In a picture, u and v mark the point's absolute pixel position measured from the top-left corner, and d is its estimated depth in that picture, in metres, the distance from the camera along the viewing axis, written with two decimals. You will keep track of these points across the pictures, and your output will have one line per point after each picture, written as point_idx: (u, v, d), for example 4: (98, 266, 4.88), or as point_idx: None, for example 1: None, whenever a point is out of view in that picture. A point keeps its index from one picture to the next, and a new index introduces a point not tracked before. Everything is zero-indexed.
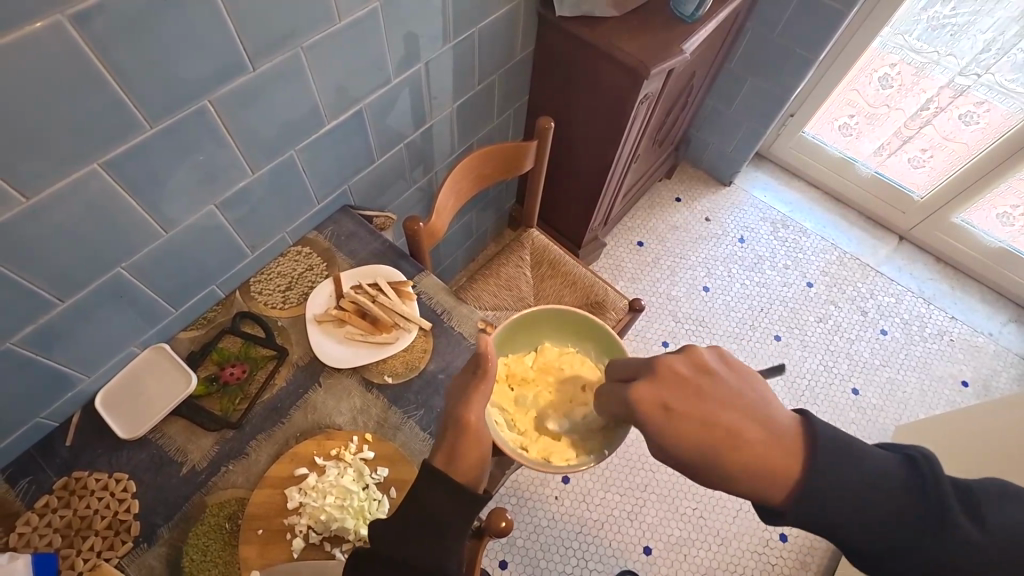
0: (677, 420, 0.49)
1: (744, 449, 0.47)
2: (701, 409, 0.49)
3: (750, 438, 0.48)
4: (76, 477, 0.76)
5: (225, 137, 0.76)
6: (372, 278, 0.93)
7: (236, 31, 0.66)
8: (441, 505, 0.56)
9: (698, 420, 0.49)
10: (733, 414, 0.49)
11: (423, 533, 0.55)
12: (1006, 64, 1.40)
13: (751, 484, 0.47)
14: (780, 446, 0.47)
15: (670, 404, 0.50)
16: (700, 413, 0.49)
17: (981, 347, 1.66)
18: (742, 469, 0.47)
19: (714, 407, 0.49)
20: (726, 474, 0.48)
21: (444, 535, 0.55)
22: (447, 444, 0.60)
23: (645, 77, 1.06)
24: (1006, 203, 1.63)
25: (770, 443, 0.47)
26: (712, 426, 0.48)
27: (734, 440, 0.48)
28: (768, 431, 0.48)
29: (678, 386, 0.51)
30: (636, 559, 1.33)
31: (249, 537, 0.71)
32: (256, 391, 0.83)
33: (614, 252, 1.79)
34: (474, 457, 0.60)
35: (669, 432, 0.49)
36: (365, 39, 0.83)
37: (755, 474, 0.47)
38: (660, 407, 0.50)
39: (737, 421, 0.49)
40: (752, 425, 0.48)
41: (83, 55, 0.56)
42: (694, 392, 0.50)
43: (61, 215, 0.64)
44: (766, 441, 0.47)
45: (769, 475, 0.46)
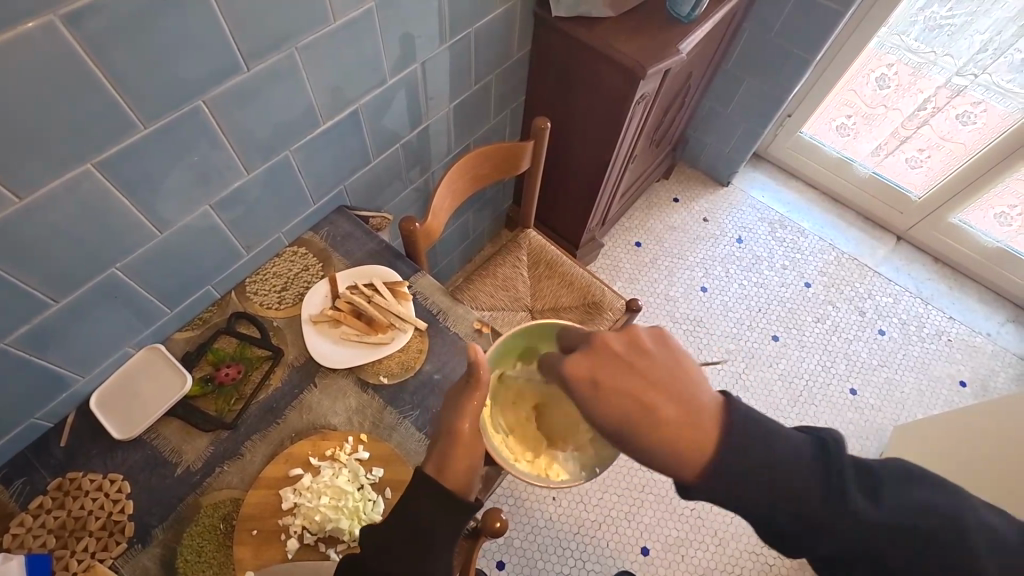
0: (604, 397, 0.45)
1: (657, 422, 0.44)
2: (627, 384, 0.45)
3: (665, 413, 0.44)
4: (71, 478, 0.76)
5: (221, 138, 0.76)
6: (368, 278, 0.93)
7: (231, 31, 0.66)
8: (431, 513, 0.56)
9: (627, 393, 0.44)
10: (657, 393, 0.44)
11: (410, 541, 0.55)
12: (1003, 64, 1.40)
13: (659, 456, 0.44)
14: (693, 425, 0.43)
15: (600, 379, 0.45)
16: (623, 385, 0.45)
17: (979, 347, 1.66)
18: (652, 438, 0.44)
19: (637, 381, 0.45)
20: (639, 448, 0.44)
21: (432, 545, 0.55)
22: (437, 454, 0.61)
23: (642, 77, 1.06)
24: (1003, 203, 1.63)
25: (684, 421, 0.43)
26: (630, 399, 0.44)
27: (649, 414, 0.44)
28: (681, 408, 0.44)
29: (614, 360, 0.46)
30: (634, 560, 1.33)
31: (244, 538, 0.71)
32: (252, 392, 0.83)
33: (612, 252, 1.79)
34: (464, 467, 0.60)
35: (597, 407, 0.45)
36: (360, 39, 0.83)
37: (667, 445, 0.43)
38: (588, 381, 0.45)
39: (660, 399, 0.44)
40: (672, 403, 0.44)
41: (78, 56, 0.56)
42: (626, 368, 0.45)
43: (56, 216, 0.64)
44: (678, 420, 0.43)
45: (684, 452, 0.43)
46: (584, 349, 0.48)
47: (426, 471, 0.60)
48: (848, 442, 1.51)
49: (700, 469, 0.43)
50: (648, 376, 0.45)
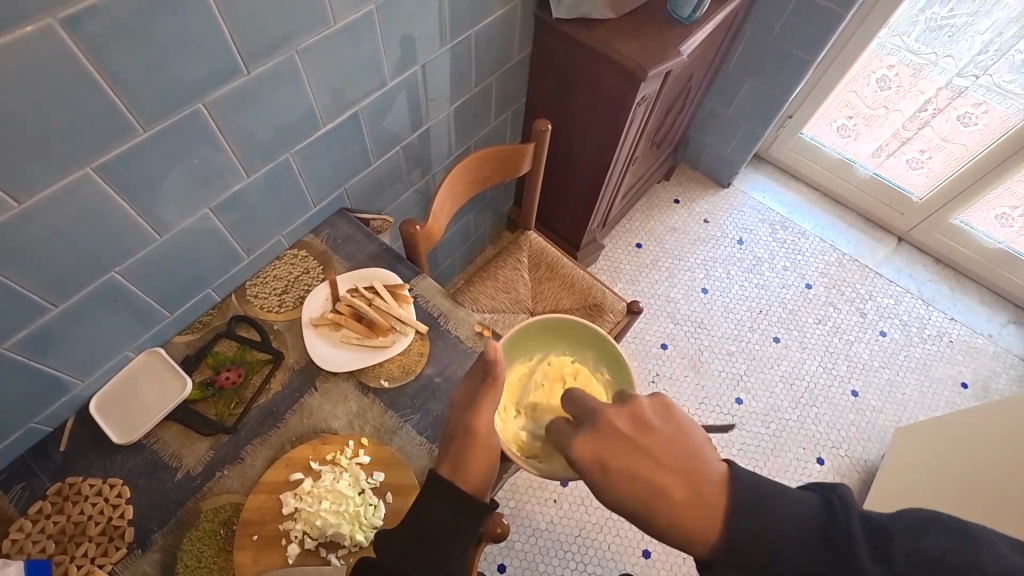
0: (612, 479, 0.43)
1: (670, 507, 0.42)
2: (637, 467, 0.43)
3: (677, 497, 0.42)
4: (71, 482, 0.75)
5: (221, 141, 0.75)
6: (368, 281, 0.93)
7: (230, 33, 0.66)
8: (442, 517, 0.55)
9: (635, 477, 0.42)
10: (666, 469, 0.43)
11: (424, 548, 0.55)
12: (1004, 65, 1.40)
13: (670, 534, 0.42)
14: (706, 503, 0.41)
15: (608, 464, 0.43)
16: (628, 466, 0.43)
17: (981, 348, 1.66)
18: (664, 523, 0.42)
19: (646, 464, 0.43)
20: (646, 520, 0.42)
21: (446, 548, 0.55)
22: (454, 451, 0.60)
23: (643, 79, 1.05)
24: (1004, 204, 1.62)
25: (695, 496, 0.42)
26: (641, 484, 0.42)
27: (662, 495, 0.42)
28: (696, 484, 0.42)
29: (617, 440, 0.44)
30: (635, 562, 1.32)
31: (244, 543, 0.70)
32: (252, 396, 0.83)
33: (613, 254, 1.79)
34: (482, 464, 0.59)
35: (605, 490, 0.43)
36: (360, 41, 0.83)
37: (679, 524, 0.41)
38: (596, 462, 0.43)
39: (671, 479, 0.42)
40: (683, 484, 0.42)
41: (76, 58, 0.55)
42: (632, 450, 0.43)
43: (55, 220, 0.64)
44: (687, 500, 0.41)
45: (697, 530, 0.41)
46: (588, 427, 0.45)
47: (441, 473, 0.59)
48: (849, 443, 1.51)
49: (713, 542, 0.41)
50: (654, 455, 0.43)
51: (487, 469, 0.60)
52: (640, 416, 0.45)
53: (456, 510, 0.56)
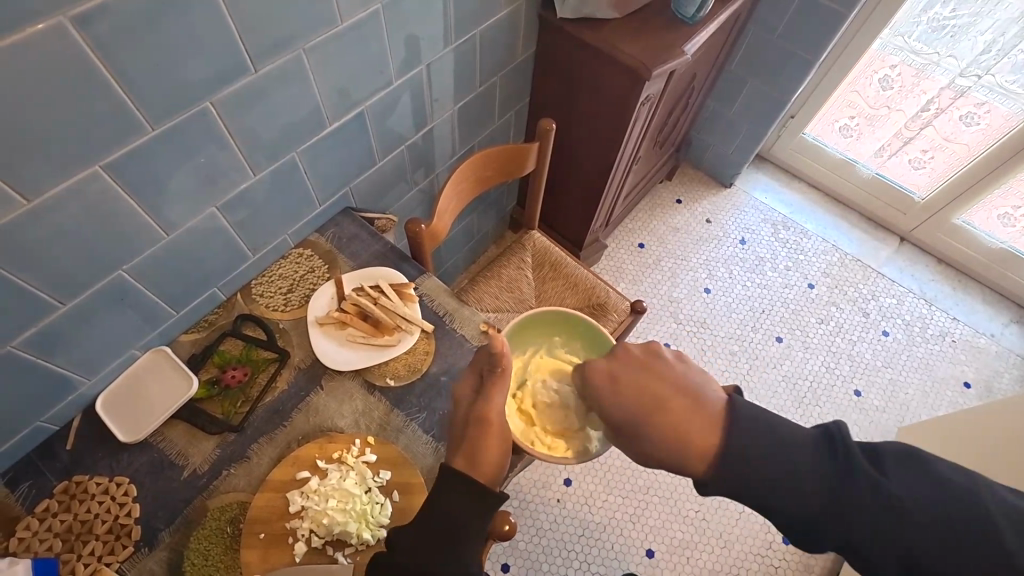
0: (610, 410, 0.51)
1: (664, 419, 0.48)
2: (641, 383, 0.50)
3: (674, 412, 0.48)
4: (77, 481, 0.75)
5: (228, 139, 0.75)
6: (374, 280, 0.93)
7: (239, 32, 0.66)
8: (457, 506, 0.56)
9: (636, 392, 0.49)
10: (668, 388, 0.49)
11: (438, 536, 0.55)
12: (1006, 65, 1.40)
13: (671, 455, 0.47)
14: (703, 426, 0.47)
15: (617, 378, 0.51)
16: (633, 384, 0.50)
17: (983, 348, 1.66)
18: (660, 439, 0.48)
19: (654, 381, 0.50)
20: (645, 437, 0.49)
21: (461, 535, 0.55)
22: (466, 443, 0.60)
23: (647, 79, 1.06)
24: (1007, 204, 1.63)
25: (686, 414, 0.47)
26: (643, 398, 0.49)
27: (658, 409, 0.48)
28: (692, 406, 0.48)
29: (631, 361, 0.52)
30: (639, 562, 1.32)
31: (251, 541, 0.70)
32: (258, 394, 0.83)
33: (616, 253, 1.79)
34: (494, 455, 0.60)
35: (613, 402, 0.50)
36: (367, 41, 0.83)
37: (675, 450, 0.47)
38: (606, 379, 0.51)
39: (671, 396, 0.49)
40: (680, 401, 0.48)
41: (87, 58, 0.56)
42: (642, 370, 0.51)
43: (63, 218, 0.64)
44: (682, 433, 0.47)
45: (690, 451, 0.47)
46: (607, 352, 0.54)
47: (455, 465, 0.59)
48: None
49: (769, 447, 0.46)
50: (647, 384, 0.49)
51: (500, 458, 0.60)
52: (653, 344, 0.52)
53: (472, 497, 0.56)
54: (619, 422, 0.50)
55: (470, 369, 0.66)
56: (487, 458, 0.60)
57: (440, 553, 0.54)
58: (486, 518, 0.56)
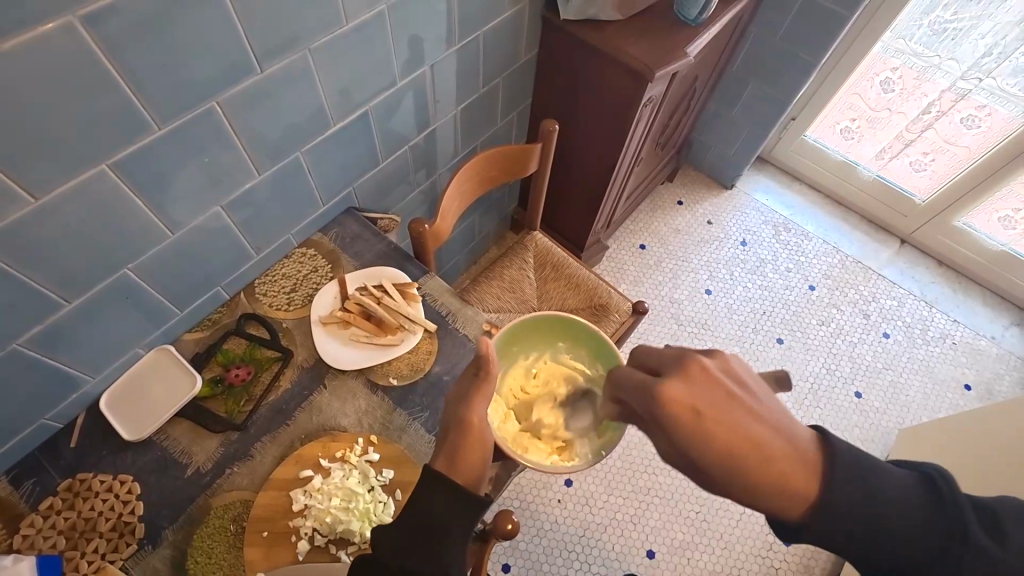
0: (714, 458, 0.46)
1: (766, 462, 0.45)
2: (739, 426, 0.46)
3: (774, 452, 0.45)
4: (81, 479, 0.76)
5: (233, 138, 0.76)
6: (377, 280, 0.93)
7: (245, 31, 0.66)
8: (444, 506, 0.56)
9: (726, 428, 0.46)
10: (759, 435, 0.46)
11: (422, 539, 0.54)
12: (1006, 68, 1.41)
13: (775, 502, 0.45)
14: (801, 463, 0.45)
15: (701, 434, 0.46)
16: (722, 417, 0.46)
17: (983, 350, 1.66)
18: (761, 479, 0.45)
19: (738, 414, 0.46)
20: (736, 476, 0.45)
21: (448, 538, 0.54)
22: (448, 445, 0.61)
23: (650, 81, 1.06)
24: (1007, 206, 1.63)
25: (785, 453, 0.45)
26: (735, 435, 0.45)
27: (757, 450, 0.45)
28: (787, 441, 0.46)
29: (711, 392, 0.47)
30: (639, 563, 1.32)
31: (255, 539, 0.71)
32: (261, 393, 0.83)
33: (617, 255, 1.79)
34: (476, 457, 0.61)
35: (699, 439, 0.46)
36: (371, 42, 0.83)
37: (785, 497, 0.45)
38: (691, 412, 0.46)
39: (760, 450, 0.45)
40: (778, 439, 0.46)
41: (96, 58, 0.56)
42: (725, 402, 0.47)
43: (69, 216, 0.64)
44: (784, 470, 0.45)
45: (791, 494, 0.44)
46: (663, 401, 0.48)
47: (437, 467, 0.60)
48: (852, 446, 1.51)
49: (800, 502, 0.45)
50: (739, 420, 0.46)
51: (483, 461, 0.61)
52: (729, 372, 0.49)
53: (457, 498, 0.56)
54: (704, 461, 0.46)
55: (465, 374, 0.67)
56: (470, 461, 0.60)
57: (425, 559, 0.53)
58: (477, 522, 0.56)
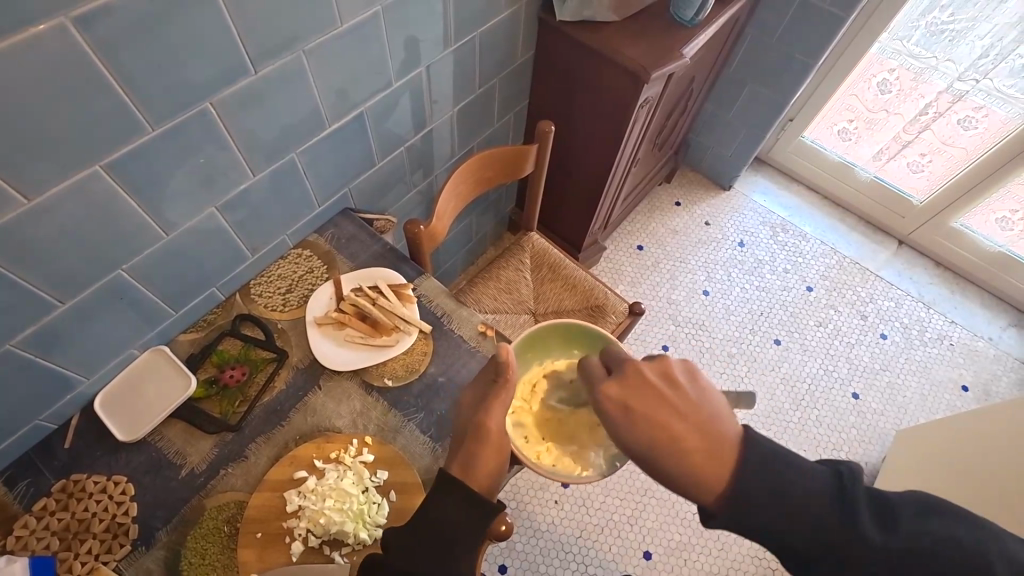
0: (629, 421, 0.49)
1: (685, 457, 0.47)
2: (657, 411, 0.49)
3: (689, 445, 0.47)
4: (75, 480, 0.76)
5: (228, 139, 0.76)
6: (372, 281, 0.93)
7: (239, 33, 0.66)
8: (442, 510, 0.56)
9: (653, 424, 0.48)
10: (681, 421, 0.48)
11: (433, 544, 0.54)
12: (1003, 70, 1.41)
13: (680, 481, 0.47)
14: (717, 458, 0.47)
15: (633, 406, 0.49)
16: (648, 412, 0.49)
17: (981, 351, 1.66)
18: (673, 467, 0.48)
19: (666, 412, 0.49)
20: (654, 460, 0.48)
21: (450, 542, 0.54)
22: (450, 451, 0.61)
23: (646, 82, 1.06)
24: (1004, 207, 1.63)
25: (706, 444, 0.47)
26: (659, 427, 0.48)
27: (673, 442, 0.48)
28: (705, 438, 0.48)
29: (643, 389, 0.50)
30: (636, 564, 1.32)
31: (248, 540, 0.71)
32: (256, 394, 0.83)
33: (614, 256, 1.79)
34: (491, 465, 0.60)
35: (623, 430, 0.49)
36: (366, 43, 0.83)
37: (691, 480, 0.47)
38: (620, 408, 0.50)
39: (683, 429, 0.48)
40: (696, 435, 0.48)
41: (87, 57, 0.56)
42: (657, 398, 0.49)
43: (63, 217, 0.64)
44: (698, 452, 0.47)
45: (707, 481, 0.47)
46: (617, 374, 0.52)
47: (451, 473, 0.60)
48: (849, 446, 1.51)
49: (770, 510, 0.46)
50: (670, 401, 0.49)
51: (498, 468, 0.61)
52: (668, 374, 0.51)
53: (468, 505, 0.56)
54: (628, 446, 0.49)
55: (475, 380, 0.67)
56: (484, 468, 0.60)
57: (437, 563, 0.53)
58: (469, 523, 0.56)
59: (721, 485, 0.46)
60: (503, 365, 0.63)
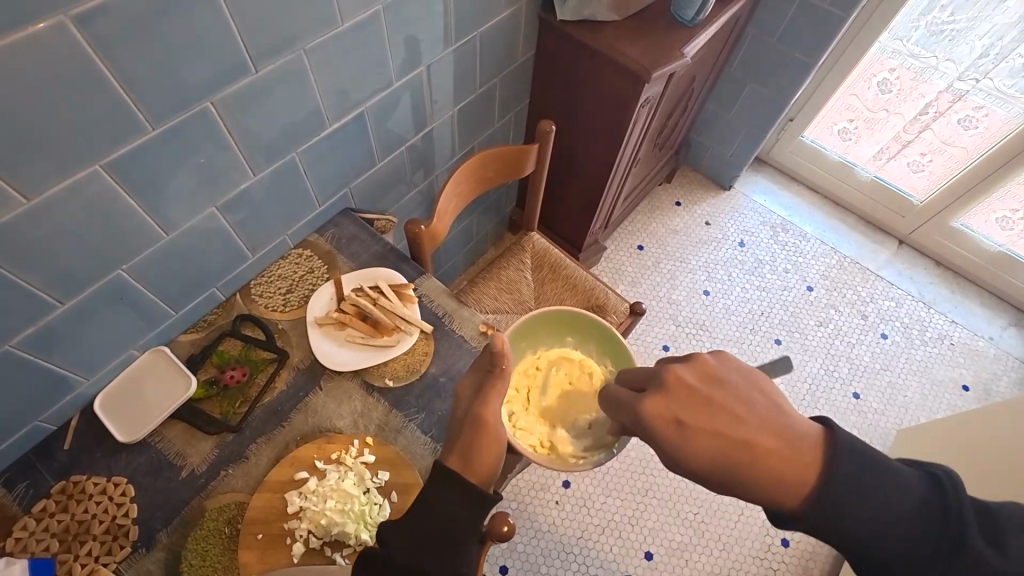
0: (689, 434, 0.49)
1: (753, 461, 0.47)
2: (716, 417, 0.49)
3: (763, 449, 0.47)
4: (74, 481, 0.75)
5: (228, 138, 0.75)
6: (373, 281, 0.93)
7: (239, 32, 0.66)
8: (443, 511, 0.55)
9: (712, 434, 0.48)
10: (747, 428, 0.48)
11: (436, 541, 0.54)
12: (1003, 69, 1.41)
13: (773, 492, 0.46)
14: (798, 458, 0.46)
15: (681, 416, 0.49)
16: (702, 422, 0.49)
17: (981, 351, 1.66)
18: (760, 478, 0.47)
19: (724, 416, 0.49)
20: (735, 475, 0.48)
21: (452, 541, 0.54)
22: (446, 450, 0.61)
23: (647, 82, 1.06)
24: (1005, 207, 1.63)
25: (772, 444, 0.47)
26: (723, 433, 0.48)
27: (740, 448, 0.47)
28: (785, 440, 0.47)
29: (688, 398, 0.50)
30: (637, 565, 1.32)
31: (249, 542, 0.70)
32: (257, 394, 0.83)
33: (615, 256, 1.79)
34: (491, 456, 0.59)
35: (681, 445, 0.49)
36: (366, 43, 0.83)
37: (779, 489, 0.46)
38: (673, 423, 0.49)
39: (754, 433, 0.48)
40: (769, 436, 0.47)
41: (85, 56, 0.55)
42: (707, 404, 0.49)
43: (62, 217, 0.64)
44: (783, 455, 0.46)
45: (779, 487, 0.46)
46: (654, 389, 0.52)
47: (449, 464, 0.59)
48: None
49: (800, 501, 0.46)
50: (723, 404, 0.49)
51: (498, 460, 0.60)
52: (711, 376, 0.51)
53: (474, 503, 0.56)
54: (689, 462, 0.49)
55: (473, 370, 0.66)
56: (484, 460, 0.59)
57: (442, 559, 0.54)
58: (470, 523, 0.55)
59: (803, 486, 0.45)
60: (499, 355, 0.62)
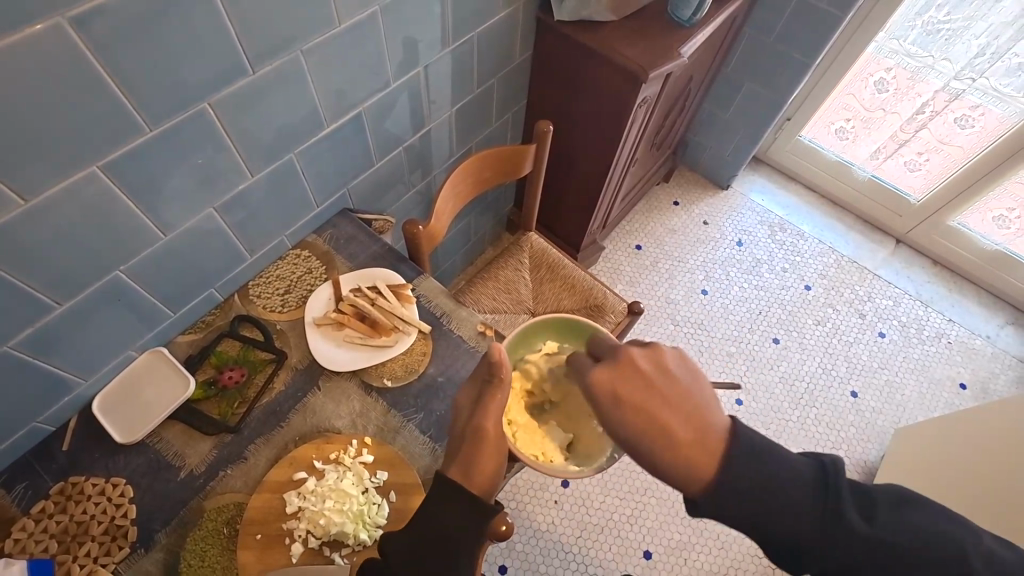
0: (622, 407, 0.48)
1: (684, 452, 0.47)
2: (647, 400, 0.48)
3: (677, 436, 0.47)
4: (73, 483, 0.75)
5: (226, 141, 0.75)
6: (372, 281, 0.93)
7: (237, 34, 0.66)
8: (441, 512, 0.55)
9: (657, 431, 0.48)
10: (669, 413, 0.48)
11: (436, 545, 0.55)
12: (999, 69, 1.42)
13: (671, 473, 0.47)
14: (700, 447, 0.47)
15: (623, 392, 0.49)
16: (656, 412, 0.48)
17: (979, 349, 1.67)
18: (662, 455, 0.47)
19: (654, 400, 0.49)
20: (642, 449, 0.48)
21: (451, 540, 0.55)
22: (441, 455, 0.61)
23: (644, 82, 1.06)
24: (1001, 206, 1.64)
25: (695, 413, 0.48)
26: (647, 416, 0.48)
27: (665, 429, 0.48)
28: (694, 429, 0.48)
29: (633, 378, 0.49)
30: (636, 564, 1.32)
31: (248, 542, 0.70)
32: (255, 395, 0.83)
33: (613, 256, 1.79)
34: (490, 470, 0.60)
35: (613, 414, 0.49)
36: (364, 44, 0.83)
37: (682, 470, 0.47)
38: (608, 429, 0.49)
39: (677, 425, 0.48)
40: (685, 425, 0.48)
41: (84, 58, 0.56)
42: (648, 385, 0.49)
43: (60, 218, 0.64)
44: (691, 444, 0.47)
45: (693, 463, 0.47)
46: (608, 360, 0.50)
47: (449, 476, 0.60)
48: (849, 444, 1.51)
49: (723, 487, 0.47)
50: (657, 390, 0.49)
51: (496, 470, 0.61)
52: (660, 362, 0.50)
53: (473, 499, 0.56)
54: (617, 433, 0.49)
55: (470, 380, 0.66)
56: (481, 472, 0.60)
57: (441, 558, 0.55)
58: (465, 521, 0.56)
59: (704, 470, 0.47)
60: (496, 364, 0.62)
